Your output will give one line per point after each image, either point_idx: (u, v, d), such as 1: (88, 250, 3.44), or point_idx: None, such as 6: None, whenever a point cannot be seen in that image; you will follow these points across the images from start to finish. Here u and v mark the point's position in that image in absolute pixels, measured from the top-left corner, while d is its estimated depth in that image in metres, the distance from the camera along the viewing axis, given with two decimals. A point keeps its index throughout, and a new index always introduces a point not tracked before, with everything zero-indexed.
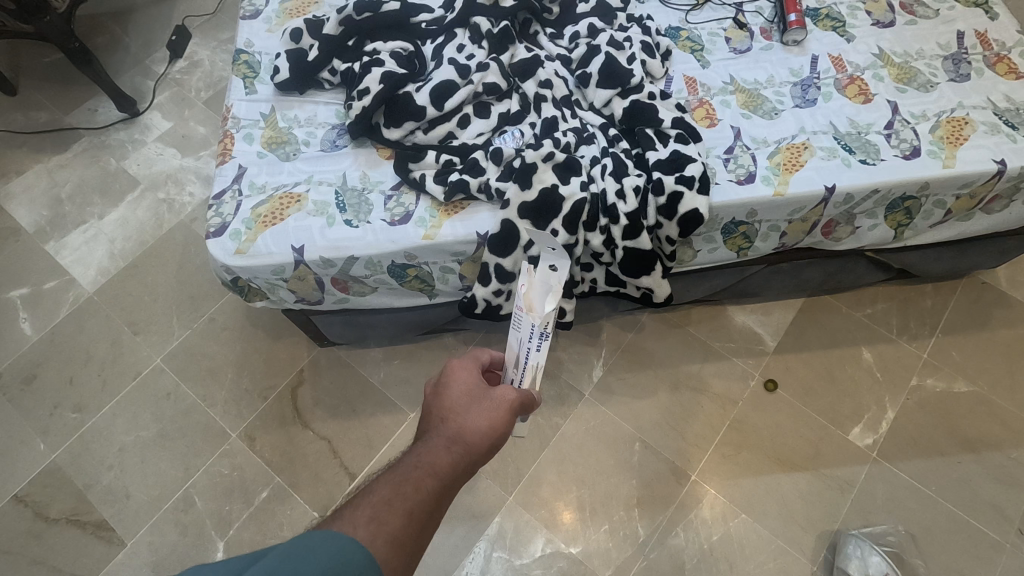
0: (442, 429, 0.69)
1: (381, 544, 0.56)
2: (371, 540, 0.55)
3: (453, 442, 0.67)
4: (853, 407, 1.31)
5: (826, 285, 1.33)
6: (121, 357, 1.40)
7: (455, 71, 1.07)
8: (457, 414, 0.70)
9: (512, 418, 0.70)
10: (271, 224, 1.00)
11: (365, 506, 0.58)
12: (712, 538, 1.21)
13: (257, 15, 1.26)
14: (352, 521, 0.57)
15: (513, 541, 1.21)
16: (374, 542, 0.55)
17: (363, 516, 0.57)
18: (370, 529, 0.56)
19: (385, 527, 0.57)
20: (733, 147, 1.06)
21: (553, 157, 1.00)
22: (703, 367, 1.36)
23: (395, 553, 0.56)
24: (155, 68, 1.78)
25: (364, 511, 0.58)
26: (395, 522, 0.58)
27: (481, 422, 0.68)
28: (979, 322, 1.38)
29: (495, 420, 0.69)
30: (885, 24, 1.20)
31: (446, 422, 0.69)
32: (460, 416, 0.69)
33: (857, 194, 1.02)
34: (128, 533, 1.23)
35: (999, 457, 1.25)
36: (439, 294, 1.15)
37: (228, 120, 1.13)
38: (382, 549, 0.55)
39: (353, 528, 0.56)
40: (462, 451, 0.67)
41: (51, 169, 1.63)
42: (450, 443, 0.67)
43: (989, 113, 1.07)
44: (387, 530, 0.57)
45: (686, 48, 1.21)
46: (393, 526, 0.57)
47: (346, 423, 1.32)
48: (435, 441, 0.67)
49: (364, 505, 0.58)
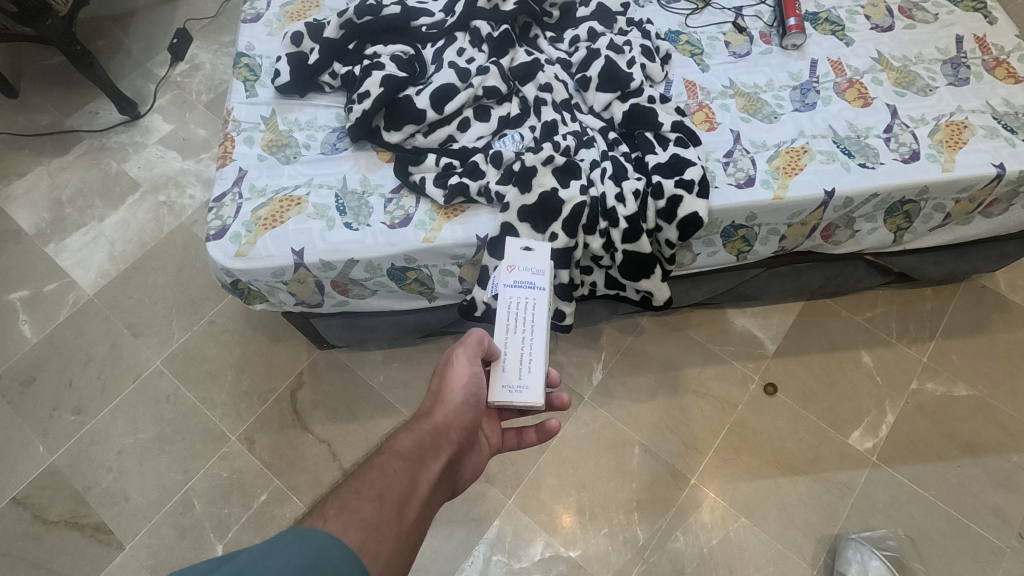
0: (411, 420, 0.71)
1: (354, 530, 0.55)
2: (343, 529, 0.54)
3: (420, 426, 0.69)
4: (853, 411, 1.31)
5: (826, 288, 1.33)
6: (121, 359, 1.40)
7: (455, 75, 1.07)
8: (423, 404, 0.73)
9: (476, 386, 0.73)
10: (271, 227, 1.00)
11: (335, 500, 0.58)
12: (712, 541, 1.20)
13: (257, 18, 1.26)
14: (323, 515, 0.56)
15: (513, 544, 1.21)
16: (344, 529, 0.54)
17: (334, 509, 0.57)
18: (340, 520, 0.55)
19: (355, 513, 0.56)
20: (733, 150, 1.07)
21: (553, 160, 1.00)
22: (703, 371, 1.36)
23: (371, 535, 0.55)
24: (155, 71, 1.79)
25: (334, 504, 0.57)
26: (366, 508, 0.57)
27: (445, 399, 0.72)
28: (979, 325, 1.38)
29: (456, 393, 0.72)
30: (884, 28, 1.21)
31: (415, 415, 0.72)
32: (426, 401, 0.72)
33: (856, 198, 1.03)
34: (127, 536, 1.23)
35: (999, 461, 1.25)
36: (439, 297, 1.15)
37: (228, 124, 1.13)
38: (355, 534, 0.54)
39: (323, 521, 0.55)
40: (430, 431, 0.68)
41: (52, 172, 1.63)
42: (417, 428, 0.69)
43: (988, 117, 1.08)
44: (360, 515, 0.56)
45: (686, 51, 1.21)
46: (365, 511, 0.57)
47: (345, 426, 1.32)
48: (402, 429, 0.69)
49: (333, 499, 0.58)
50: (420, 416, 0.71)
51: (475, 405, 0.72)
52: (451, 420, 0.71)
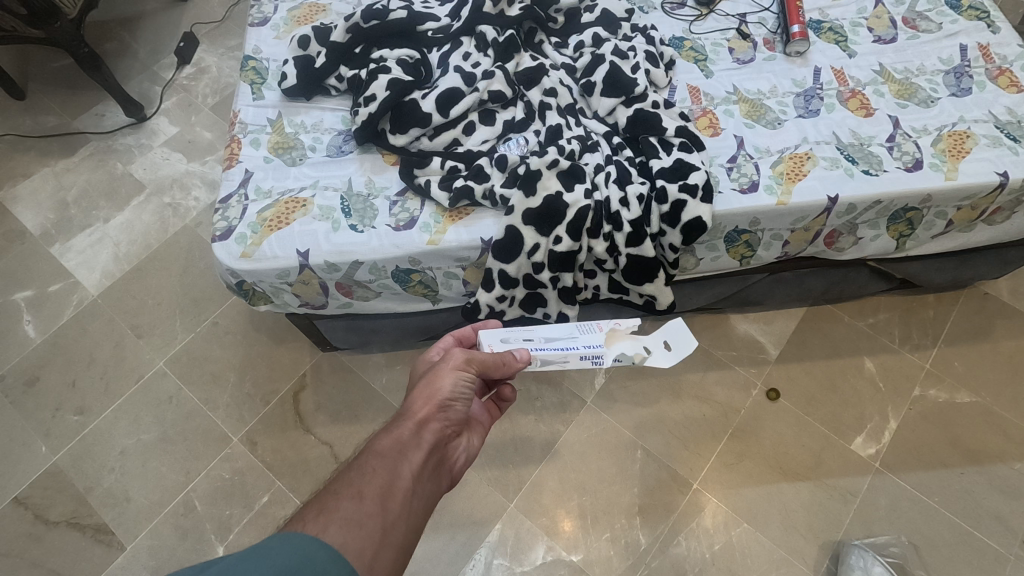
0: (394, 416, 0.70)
1: (334, 529, 0.56)
2: (323, 529, 0.55)
3: (402, 421, 0.68)
4: (855, 417, 1.31)
5: (828, 294, 1.34)
6: (124, 359, 1.41)
7: (461, 79, 1.09)
8: (404, 399, 0.72)
9: (461, 381, 0.71)
10: (277, 228, 1.00)
11: (317, 502, 0.59)
12: (714, 547, 1.20)
13: (265, 22, 1.27)
14: (304, 519, 0.56)
15: (514, 548, 1.21)
16: (324, 530, 0.55)
17: (314, 512, 0.57)
18: (319, 520, 0.56)
19: (335, 513, 0.57)
20: (736, 156, 1.07)
21: (558, 164, 1.01)
22: (705, 376, 1.36)
23: (353, 532, 0.56)
24: (162, 75, 1.80)
25: (315, 506, 0.58)
26: (346, 507, 0.58)
27: (426, 393, 0.70)
28: (982, 332, 1.38)
29: (443, 390, 0.69)
30: (886, 40, 1.21)
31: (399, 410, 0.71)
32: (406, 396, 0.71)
33: (859, 205, 1.03)
34: (128, 538, 1.22)
35: (1001, 468, 1.24)
36: (442, 300, 1.15)
37: (235, 126, 1.14)
38: (334, 533, 0.55)
39: (302, 524, 0.56)
40: (411, 425, 0.67)
41: (58, 173, 1.64)
42: (399, 423, 0.68)
43: (990, 127, 1.08)
44: (340, 514, 0.57)
45: (689, 58, 1.22)
46: (344, 510, 0.58)
47: (347, 428, 1.32)
48: (385, 426, 0.68)
49: (315, 502, 0.59)
50: (402, 413, 0.69)
51: (459, 394, 0.71)
52: (433, 412, 0.69)
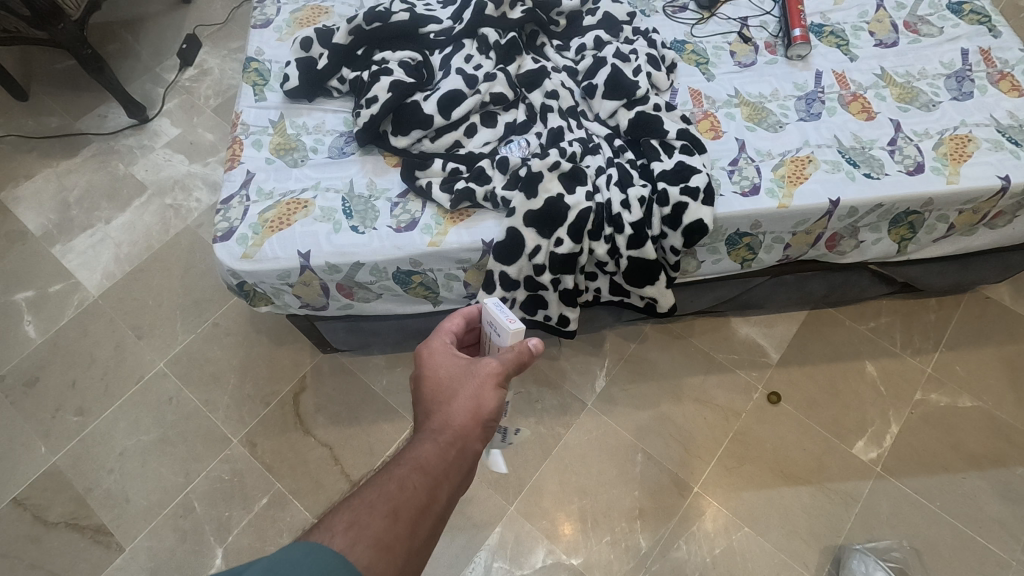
0: (430, 423, 0.68)
1: (363, 548, 0.54)
2: (350, 547, 0.53)
3: (441, 436, 0.66)
4: (857, 421, 1.30)
5: (829, 297, 1.34)
6: (124, 360, 1.40)
7: (463, 81, 1.08)
8: (439, 406, 0.69)
9: (499, 402, 0.70)
10: (278, 229, 1.00)
11: (346, 511, 0.57)
12: (715, 550, 1.20)
13: (268, 25, 1.28)
14: (331, 529, 0.55)
15: (513, 551, 1.20)
16: (354, 549, 0.53)
17: (343, 523, 0.55)
18: (348, 536, 0.54)
19: (366, 529, 0.55)
20: (737, 159, 1.07)
21: (559, 166, 1.00)
22: (705, 379, 1.36)
23: (380, 555, 0.54)
24: (165, 76, 1.80)
25: (343, 516, 0.56)
26: (378, 524, 0.56)
27: (468, 409, 0.68)
28: (983, 337, 1.37)
29: (486, 410, 0.68)
30: (887, 44, 1.22)
31: (434, 416, 0.68)
32: (443, 404, 0.69)
33: (861, 209, 1.03)
34: (126, 540, 1.22)
35: (1004, 473, 1.24)
36: (443, 302, 1.15)
37: (237, 127, 1.15)
38: (363, 553, 0.53)
39: (330, 536, 0.54)
40: (451, 441, 0.66)
41: (61, 173, 1.64)
42: (438, 438, 0.66)
43: (992, 130, 1.08)
44: (371, 532, 0.55)
45: (691, 61, 1.22)
46: (376, 527, 0.56)
47: (347, 430, 1.32)
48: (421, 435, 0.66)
49: (343, 511, 0.57)
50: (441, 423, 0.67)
51: (496, 414, 0.70)
52: (471, 431, 0.67)
